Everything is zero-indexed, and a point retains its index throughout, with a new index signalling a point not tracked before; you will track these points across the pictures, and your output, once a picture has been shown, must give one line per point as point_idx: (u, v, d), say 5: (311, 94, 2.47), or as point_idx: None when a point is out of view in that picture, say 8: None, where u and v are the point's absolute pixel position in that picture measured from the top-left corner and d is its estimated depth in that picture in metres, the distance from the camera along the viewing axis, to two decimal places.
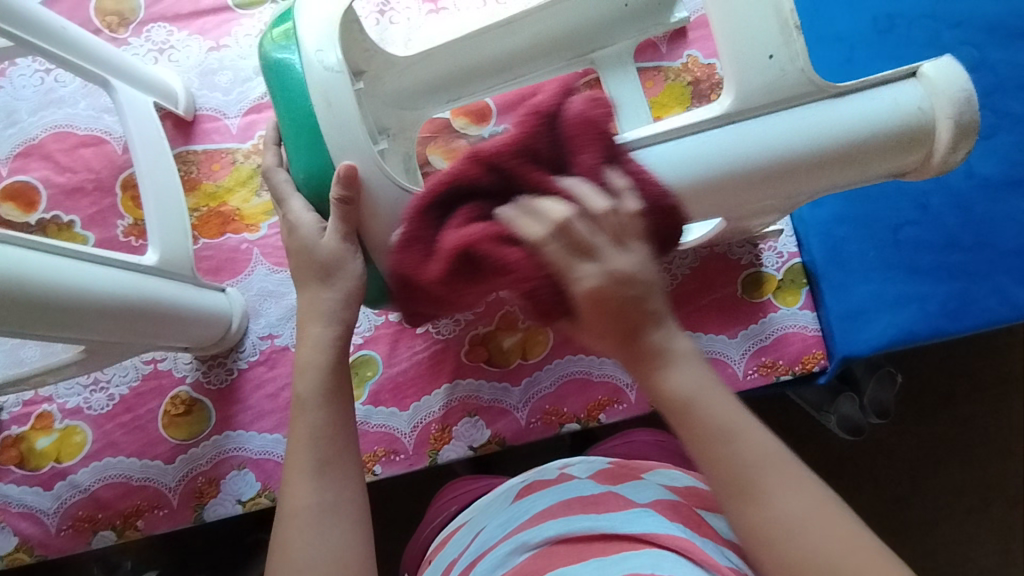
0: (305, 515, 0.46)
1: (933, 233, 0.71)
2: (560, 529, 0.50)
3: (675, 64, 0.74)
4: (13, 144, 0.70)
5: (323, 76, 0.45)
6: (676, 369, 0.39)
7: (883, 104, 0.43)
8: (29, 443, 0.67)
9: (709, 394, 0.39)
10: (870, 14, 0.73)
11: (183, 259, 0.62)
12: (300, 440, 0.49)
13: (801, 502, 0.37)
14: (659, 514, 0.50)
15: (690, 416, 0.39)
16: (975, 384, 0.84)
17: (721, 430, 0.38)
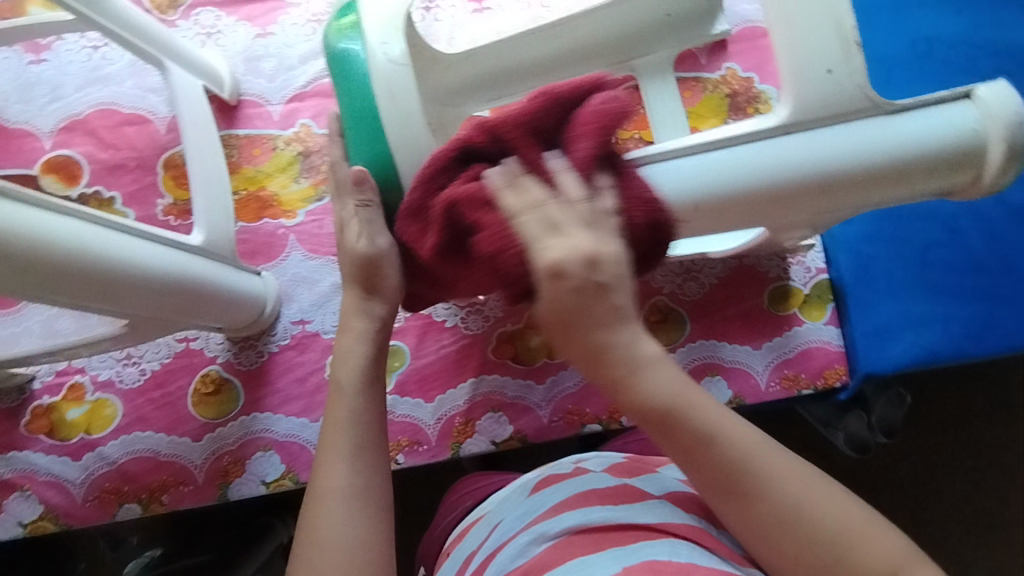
0: (337, 496, 0.47)
1: (960, 256, 0.72)
2: (580, 519, 0.51)
3: (714, 75, 0.75)
4: (57, 117, 0.71)
5: (388, 69, 0.46)
6: (643, 376, 0.37)
7: (936, 124, 0.42)
8: (60, 413, 0.68)
9: (692, 403, 0.38)
10: (909, 37, 0.74)
11: (224, 240, 0.63)
12: (337, 425, 0.50)
13: (782, 485, 0.38)
14: (672, 505, 0.52)
15: (679, 425, 0.38)
16: (985, 410, 0.85)
17: (702, 435, 0.38)
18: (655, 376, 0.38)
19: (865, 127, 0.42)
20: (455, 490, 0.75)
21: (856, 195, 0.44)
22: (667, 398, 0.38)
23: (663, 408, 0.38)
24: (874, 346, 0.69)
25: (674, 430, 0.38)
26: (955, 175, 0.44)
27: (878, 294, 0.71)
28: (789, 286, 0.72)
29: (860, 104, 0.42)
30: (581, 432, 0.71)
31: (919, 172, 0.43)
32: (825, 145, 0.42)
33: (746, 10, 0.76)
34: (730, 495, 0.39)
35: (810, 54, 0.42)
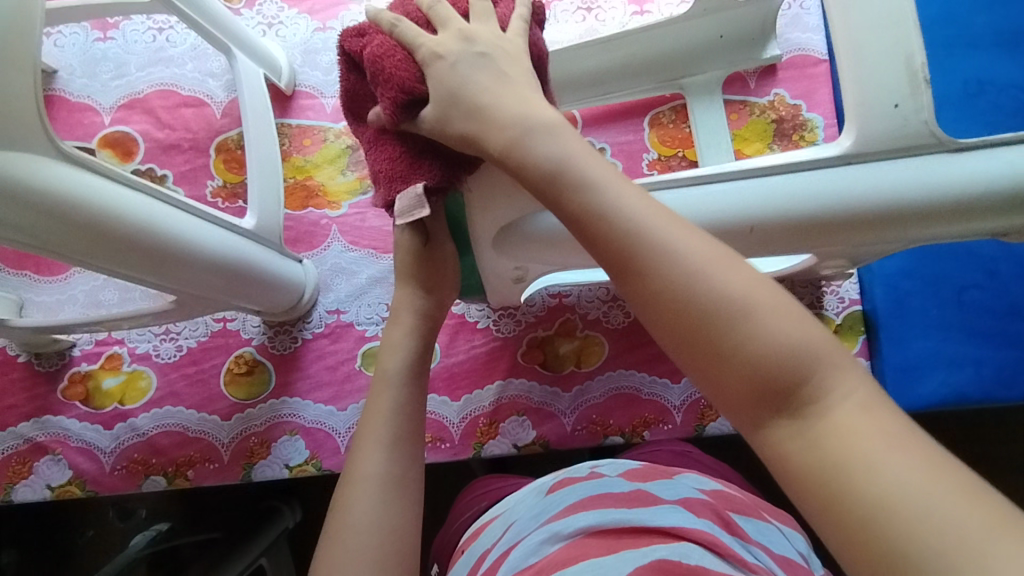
0: (370, 481, 0.48)
1: (997, 299, 0.71)
2: (595, 519, 0.52)
3: (762, 100, 0.75)
4: (118, 95, 0.73)
5: None
6: (602, 197, 0.36)
7: (999, 165, 0.43)
8: (96, 381, 0.70)
9: (623, 204, 0.36)
10: (960, 77, 0.74)
11: (273, 224, 0.64)
12: (375, 413, 0.51)
13: (790, 334, 0.31)
14: (687, 511, 0.53)
15: (636, 245, 0.35)
16: (1008, 457, 0.83)
17: (683, 268, 0.33)
18: (627, 199, 0.36)
19: (927, 163, 0.43)
20: (468, 491, 0.75)
21: (918, 229, 0.44)
22: (586, 191, 0.37)
23: (589, 206, 0.36)
24: (901, 383, 0.70)
25: (600, 232, 0.36)
26: (1015, 218, 0.44)
27: (910, 329, 0.71)
28: (821, 315, 0.73)
29: (924, 139, 0.43)
30: (603, 443, 0.71)
31: (977, 210, 0.43)
32: (887, 175, 0.43)
33: (798, 38, 0.77)
34: (674, 322, 0.33)
35: (876, 89, 0.44)
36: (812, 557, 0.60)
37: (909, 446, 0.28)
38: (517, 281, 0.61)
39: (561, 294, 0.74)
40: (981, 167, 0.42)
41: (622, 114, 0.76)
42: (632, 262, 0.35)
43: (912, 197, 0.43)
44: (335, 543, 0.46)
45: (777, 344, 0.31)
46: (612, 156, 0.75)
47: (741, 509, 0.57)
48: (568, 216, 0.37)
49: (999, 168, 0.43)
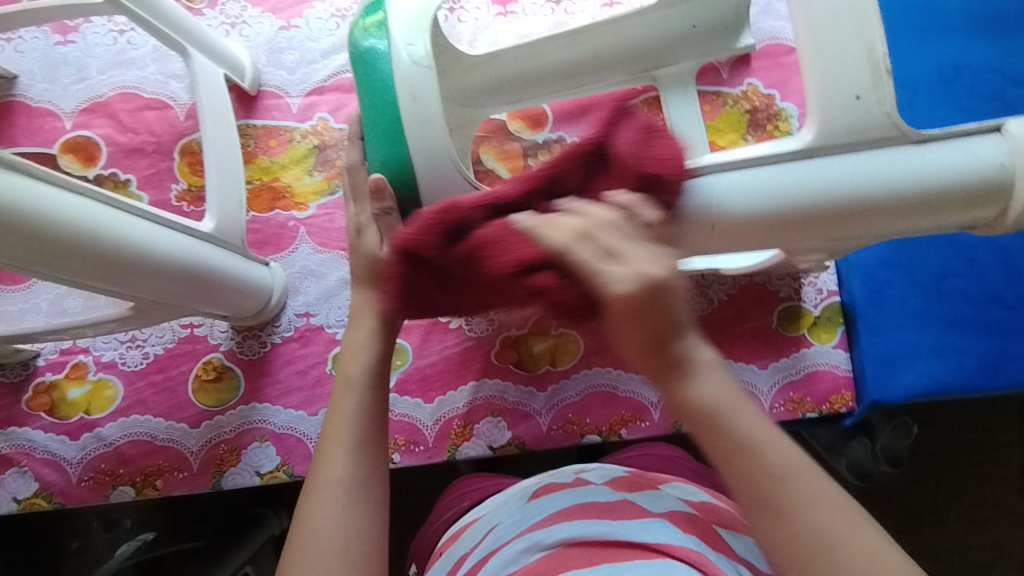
0: (336, 486, 0.45)
1: (977, 287, 0.70)
2: (576, 531, 0.49)
3: (735, 90, 0.74)
4: (79, 99, 0.72)
5: (412, 70, 0.46)
6: (699, 380, 0.33)
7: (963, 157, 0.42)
8: (62, 392, 0.68)
9: (734, 407, 0.33)
10: (935, 62, 0.73)
11: (235, 229, 0.63)
12: (340, 416, 0.48)
13: (827, 516, 0.32)
14: (673, 525, 0.50)
15: (714, 429, 0.33)
16: (995, 444, 0.83)
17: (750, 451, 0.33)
18: (700, 380, 0.33)
19: (889, 156, 0.42)
20: (452, 489, 0.74)
21: (878, 225, 0.44)
22: (701, 388, 0.33)
23: (704, 407, 0.33)
24: (882, 374, 0.68)
25: (715, 440, 0.33)
26: (981, 211, 0.43)
27: (890, 320, 0.70)
28: (799, 307, 0.72)
29: (888, 132, 0.42)
30: (579, 442, 0.70)
31: (942, 202, 0.43)
32: (849, 170, 0.42)
33: (771, 26, 0.76)
34: (754, 491, 0.33)
35: (837, 80, 0.42)
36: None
37: None
38: (479, 279, 0.57)
39: None
40: (944, 161, 0.42)
41: (594, 107, 0.75)
42: (741, 469, 0.33)
43: (876, 190, 0.42)
44: (306, 554, 0.42)
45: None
46: None
47: (727, 523, 0.55)
48: (678, 414, 0.34)
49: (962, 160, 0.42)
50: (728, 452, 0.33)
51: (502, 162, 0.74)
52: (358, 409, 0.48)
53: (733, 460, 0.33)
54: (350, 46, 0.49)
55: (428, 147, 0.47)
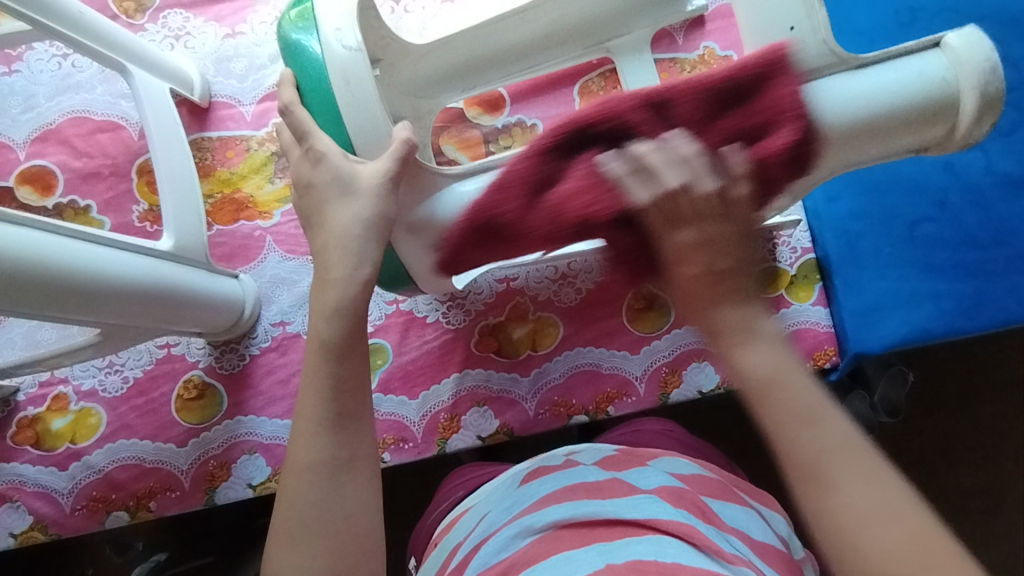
0: (311, 476, 0.46)
1: (950, 231, 0.70)
2: (566, 513, 0.50)
3: (691, 55, 0.73)
4: (30, 128, 0.71)
5: (343, 57, 0.45)
6: (753, 347, 0.39)
7: (907, 76, 0.44)
8: (46, 424, 0.68)
9: (796, 378, 0.39)
10: (890, 7, 0.73)
11: (196, 243, 0.62)
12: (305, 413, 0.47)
13: (872, 495, 0.36)
14: (662, 501, 0.51)
15: (769, 398, 0.38)
16: (990, 384, 0.83)
17: (803, 414, 0.37)
18: (752, 352, 0.39)
19: (835, 82, 0.44)
20: (448, 481, 0.74)
21: (845, 151, 0.46)
22: (774, 370, 0.38)
23: (773, 374, 0.38)
24: (862, 325, 0.68)
25: (811, 425, 0.37)
26: (932, 130, 0.46)
27: (865, 272, 0.70)
28: (775, 267, 0.71)
29: (827, 58, 0.44)
30: (568, 423, 0.70)
31: (892, 126, 0.45)
32: (827, 93, 0.44)
33: None
34: (800, 469, 0.37)
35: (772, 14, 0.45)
36: (793, 539, 0.57)
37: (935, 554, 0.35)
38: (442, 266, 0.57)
39: (508, 278, 0.72)
40: (892, 81, 0.44)
41: (551, 86, 0.74)
42: (817, 443, 0.37)
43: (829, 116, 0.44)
44: (286, 542, 0.45)
45: (858, 501, 0.36)
46: None
47: (716, 493, 0.55)
48: (745, 388, 0.39)
49: (905, 74, 0.45)
50: (787, 430, 0.38)
51: (463, 151, 0.73)
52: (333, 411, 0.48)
53: (823, 434, 0.37)
54: (281, 36, 0.48)
55: (369, 129, 0.46)
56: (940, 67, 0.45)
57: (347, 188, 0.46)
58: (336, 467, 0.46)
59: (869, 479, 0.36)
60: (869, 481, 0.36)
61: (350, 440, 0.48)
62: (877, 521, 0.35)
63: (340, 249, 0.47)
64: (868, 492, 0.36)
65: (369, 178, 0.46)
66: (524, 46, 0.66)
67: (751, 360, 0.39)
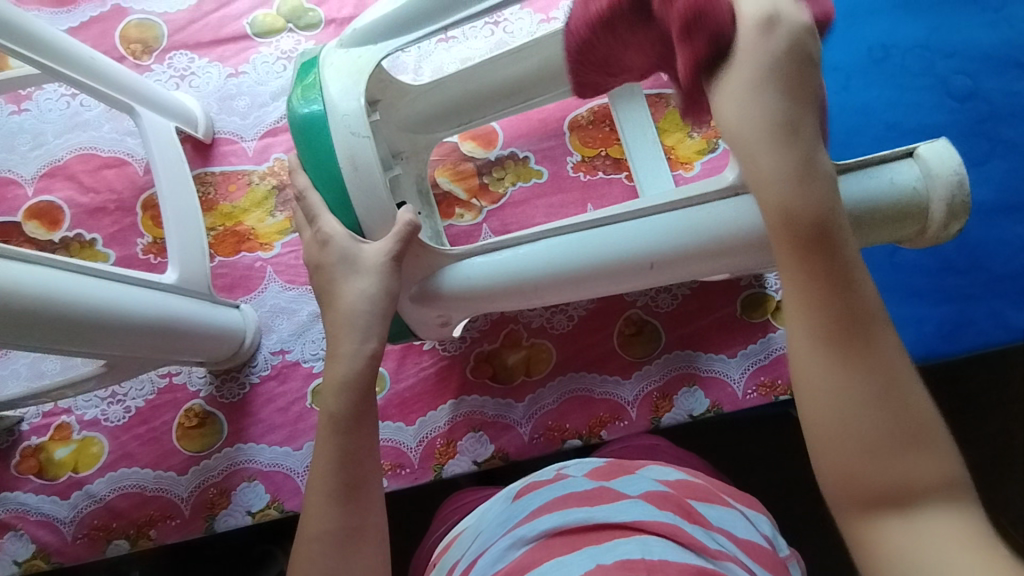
0: (327, 528, 0.48)
1: (930, 257, 0.72)
2: (558, 521, 0.51)
3: (676, 90, 0.76)
4: (39, 165, 0.73)
5: (350, 140, 0.49)
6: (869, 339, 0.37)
7: (879, 183, 0.49)
8: (48, 453, 0.69)
9: (903, 370, 0.38)
10: (865, 44, 0.76)
11: (200, 276, 0.64)
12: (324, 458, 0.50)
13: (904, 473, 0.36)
14: (650, 505, 0.52)
15: (898, 387, 0.37)
16: (982, 406, 0.84)
17: (900, 405, 0.37)
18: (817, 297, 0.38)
19: None
20: (445, 505, 0.74)
21: None
22: (797, 175, 0.40)
23: (820, 223, 0.39)
24: None
25: (849, 290, 0.38)
26: (907, 227, 0.50)
27: None
28: (761, 293, 0.73)
29: None
30: (562, 447, 0.71)
31: (868, 224, 0.49)
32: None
33: None
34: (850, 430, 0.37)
35: None
36: (778, 537, 0.60)
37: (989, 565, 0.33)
38: (444, 324, 0.62)
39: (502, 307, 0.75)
40: (867, 187, 0.48)
41: (543, 121, 0.77)
42: (853, 302, 0.38)
43: None
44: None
45: (844, 401, 0.37)
46: (536, 163, 0.76)
47: (701, 496, 0.57)
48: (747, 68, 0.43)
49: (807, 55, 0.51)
50: (828, 277, 0.38)
51: (458, 183, 0.76)
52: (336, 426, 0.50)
53: (850, 284, 0.38)
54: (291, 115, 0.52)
55: (375, 207, 0.51)
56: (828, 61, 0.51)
57: (354, 266, 0.51)
58: (349, 522, 0.49)
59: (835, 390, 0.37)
60: (838, 388, 0.37)
61: (361, 483, 0.50)
62: (861, 411, 0.36)
63: (347, 323, 0.51)
64: (882, 401, 0.36)
65: (373, 256, 0.51)
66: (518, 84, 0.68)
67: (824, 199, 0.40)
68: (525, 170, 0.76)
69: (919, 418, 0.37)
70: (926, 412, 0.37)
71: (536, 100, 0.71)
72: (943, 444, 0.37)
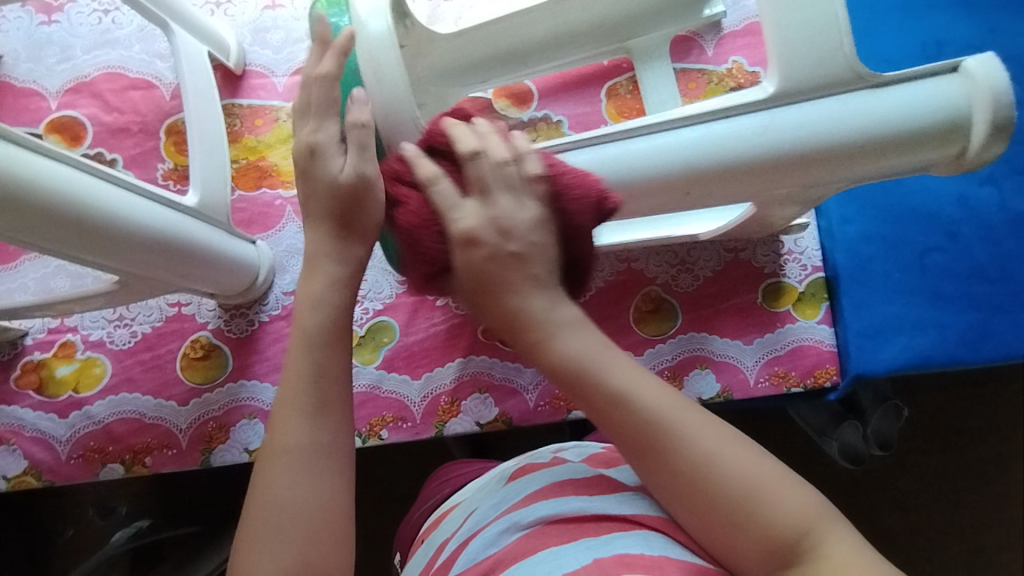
0: (292, 454, 0.44)
1: (960, 262, 0.71)
2: (555, 509, 0.49)
3: (720, 68, 0.74)
4: (64, 79, 0.72)
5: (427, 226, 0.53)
6: (674, 445, 0.39)
7: (916, 103, 0.42)
8: (50, 370, 0.69)
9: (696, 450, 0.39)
10: (919, 39, 0.74)
11: (219, 205, 0.63)
12: (292, 380, 0.47)
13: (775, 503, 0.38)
14: (650, 498, 0.50)
15: (702, 474, 0.39)
16: (985, 428, 0.86)
17: (739, 490, 0.38)
18: (655, 448, 0.39)
19: (847, 101, 0.43)
20: (436, 477, 0.73)
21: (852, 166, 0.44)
22: (604, 386, 0.40)
23: (610, 394, 0.40)
24: (865, 347, 0.68)
25: (663, 448, 0.39)
26: (945, 149, 0.44)
27: (873, 295, 0.70)
28: (783, 282, 0.71)
29: (843, 74, 0.43)
30: (566, 418, 0.70)
31: (906, 146, 0.43)
32: (804, 118, 0.43)
33: (754, 5, 0.75)
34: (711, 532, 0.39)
35: (805, 21, 0.42)
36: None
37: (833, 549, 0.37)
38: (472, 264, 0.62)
39: None
40: (906, 105, 0.42)
41: (579, 84, 0.75)
42: (664, 456, 0.39)
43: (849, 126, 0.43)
44: (256, 531, 0.43)
45: (759, 479, 0.38)
46: (569, 128, 0.74)
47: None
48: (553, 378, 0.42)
49: (927, 100, 0.42)
50: (650, 443, 0.40)
51: None
52: (315, 371, 0.47)
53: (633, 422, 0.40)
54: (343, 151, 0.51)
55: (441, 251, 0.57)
56: (959, 91, 0.42)
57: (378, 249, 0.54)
58: (315, 453, 0.45)
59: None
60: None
61: (330, 421, 0.46)
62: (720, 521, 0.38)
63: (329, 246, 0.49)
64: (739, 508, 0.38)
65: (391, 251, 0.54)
66: (536, 43, 0.67)
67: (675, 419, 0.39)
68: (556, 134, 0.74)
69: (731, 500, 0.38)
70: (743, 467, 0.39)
71: (549, 65, 0.70)
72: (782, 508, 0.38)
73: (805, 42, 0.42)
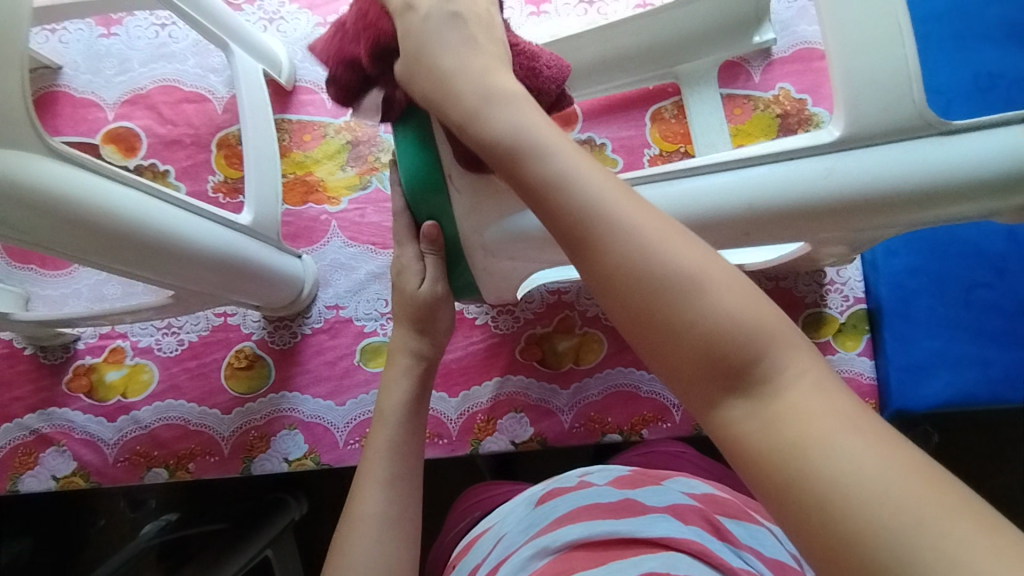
0: (369, 522, 0.46)
1: (1007, 298, 0.69)
2: (582, 532, 0.49)
3: (767, 94, 0.74)
4: (122, 90, 0.74)
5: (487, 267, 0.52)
6: (535, 161, 0.35)
7: (992, 147, 0.42)
8: (100, 374, 0.71)
9: (585, 187, 0.34)
10: (972, 71, 0.73)
11: (270, 222, 0.64)
12: (375, 450, 0.49)
13: (734, 296, 0.29)
14: (675, 520, 0.51)
15: (603, 235, 0.32)
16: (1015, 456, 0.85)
17: (636, 243, 0.31)
18: (551, 161, 0.35)
19: (918, 147, 0.42)
20: (469, 491, 0.74)
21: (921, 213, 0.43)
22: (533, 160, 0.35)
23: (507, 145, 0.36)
24: (907, 382, 0.68)
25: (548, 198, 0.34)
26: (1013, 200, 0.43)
27: (915, 329, 0.69)
28: (824, 313, 0.71)
29: (914, 122, 0.42)
30: (600, 440, 0.71)
31: (975, 193, 0.42)
32: (873, 163, 0.42)
33: (803, 31, 0.75)
34: (627, 304, 0.31)
35: (874, 70, 0.42)
36: (805, 557, 0.58)
37: (895, 450, 0.25)
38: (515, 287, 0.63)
39: (559, 291, 0.74)
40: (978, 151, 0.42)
41: (623, 107, 0.75)
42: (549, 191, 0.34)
43: (918, 171, 0.42)
44: None
45: (781, 336, 0.28)
46: (612, 151, 0.74)
47: (730, 512, 0.56)
48: (487, 154, 0.38)
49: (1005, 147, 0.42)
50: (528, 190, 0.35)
51: None
52: (394, 448, 0.49)
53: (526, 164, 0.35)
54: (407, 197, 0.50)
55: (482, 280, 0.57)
56: None
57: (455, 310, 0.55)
58: (388, 521, 0.46)
59: (928, 491, 0.23)
60: (916, 473, 0.24)
61: (402, 492, 0.48)
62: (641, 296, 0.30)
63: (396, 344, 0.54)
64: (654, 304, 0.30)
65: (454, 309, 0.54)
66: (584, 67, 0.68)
67: (670, 246, 0.31)
68: (600, 156, 0.74)
69: (620, 267, 0.31)
70: (614, 220, 0.32)
71: (599, 87, 0.71)
72: (701, 296, 0.29)
73: (875, 87, 0.42)
